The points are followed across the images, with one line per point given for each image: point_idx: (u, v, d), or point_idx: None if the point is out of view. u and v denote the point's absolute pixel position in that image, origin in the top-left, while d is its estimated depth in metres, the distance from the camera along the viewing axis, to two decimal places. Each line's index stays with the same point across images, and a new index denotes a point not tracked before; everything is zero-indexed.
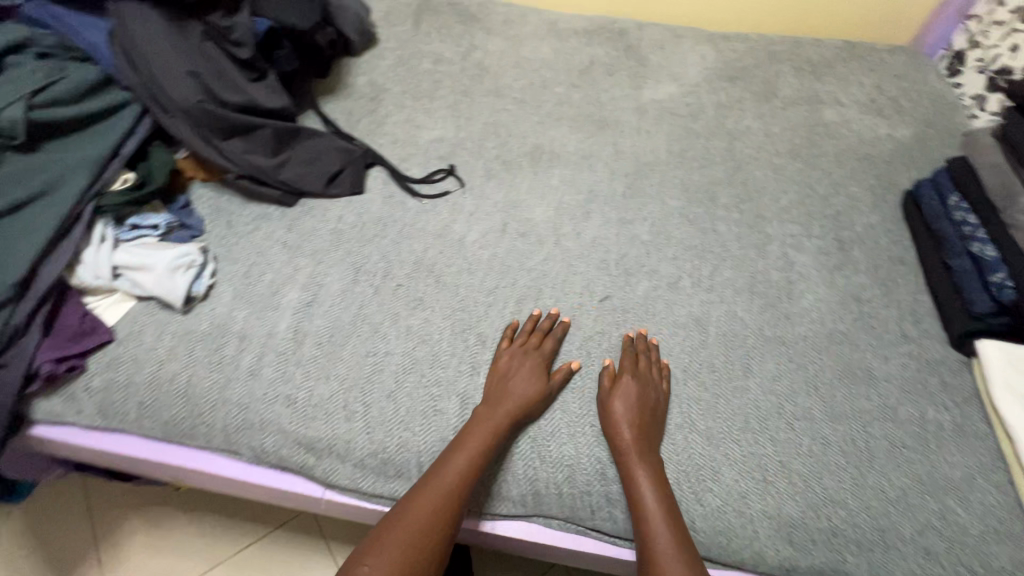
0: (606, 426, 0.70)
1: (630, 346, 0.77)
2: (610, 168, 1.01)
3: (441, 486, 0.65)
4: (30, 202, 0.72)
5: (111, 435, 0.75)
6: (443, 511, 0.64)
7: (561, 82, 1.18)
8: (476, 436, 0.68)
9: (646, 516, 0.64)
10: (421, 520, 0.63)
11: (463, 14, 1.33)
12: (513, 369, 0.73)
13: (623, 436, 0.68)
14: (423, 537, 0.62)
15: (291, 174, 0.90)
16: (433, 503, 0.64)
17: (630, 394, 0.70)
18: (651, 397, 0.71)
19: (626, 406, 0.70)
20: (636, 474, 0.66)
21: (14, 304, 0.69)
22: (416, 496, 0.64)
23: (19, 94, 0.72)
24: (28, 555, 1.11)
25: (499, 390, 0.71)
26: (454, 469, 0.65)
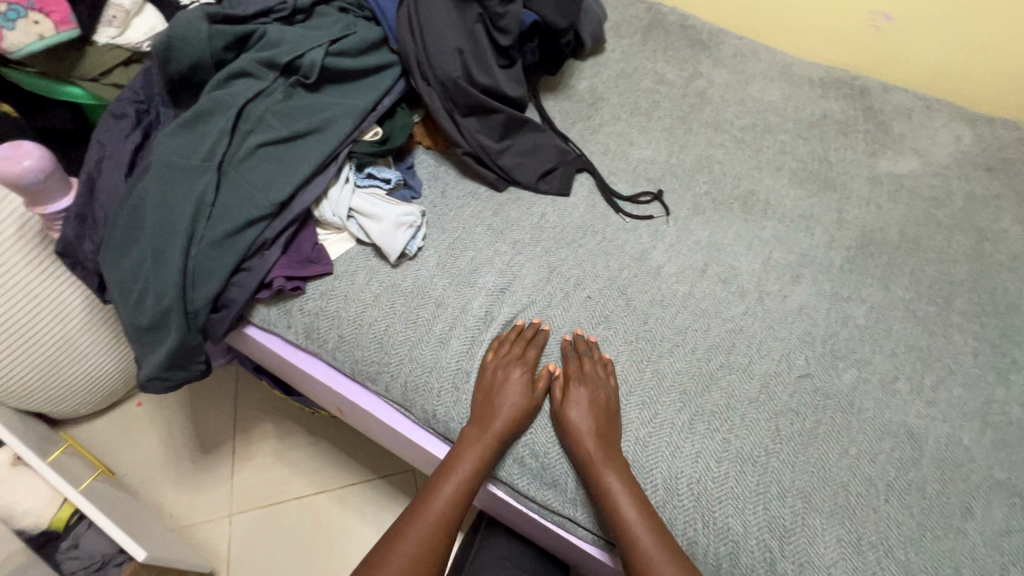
0: (565, 436, 0.69)
1: (569, 347, 0.76)
2: (831, 235, 0.92)
3: (447, 482, 0.67)
4: (304, 135, 0.80)
5: (305, 355, 0.82)
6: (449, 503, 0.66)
7: (786, 131, 1.10)
8: (477, 436, 0.69)
9: (624, 528, 0.62)
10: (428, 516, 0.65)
11: (692, 38, 1.29)
12: (500, 387, 0.71)
13: (583, 448, 0.66)
14: (434, 528, 0.65)
15: (509, 161, 0.93)
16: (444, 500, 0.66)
17: (581, 406, 0.69)
18: (586, 405, 0.69)
19: (583, 413, 0.68)
20: (607, 486, 0.65)
21: (269, 221, 0.78)
22: (431, 489, 0.67)
23: (321, 41, 0.82)
24: (184, 424, 1.27)
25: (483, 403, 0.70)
26: (457, 467, 0.68)
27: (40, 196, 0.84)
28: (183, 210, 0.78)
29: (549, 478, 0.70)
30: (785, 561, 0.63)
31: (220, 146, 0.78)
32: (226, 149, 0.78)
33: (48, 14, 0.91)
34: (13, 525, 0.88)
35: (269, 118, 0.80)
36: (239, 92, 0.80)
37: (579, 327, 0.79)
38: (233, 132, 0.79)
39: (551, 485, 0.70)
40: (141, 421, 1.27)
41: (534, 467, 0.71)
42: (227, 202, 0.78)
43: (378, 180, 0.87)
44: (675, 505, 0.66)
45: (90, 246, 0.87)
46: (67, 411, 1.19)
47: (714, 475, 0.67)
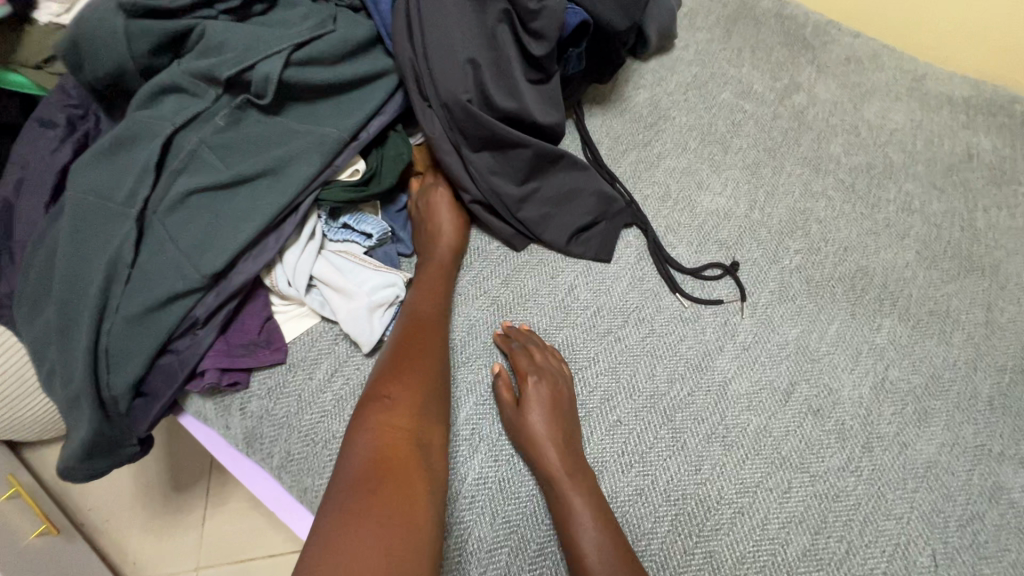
0: (514, 433, 0.57)
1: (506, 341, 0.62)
2: (976, 348, 0.66)
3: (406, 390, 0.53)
4: (254, 177, 0.60)
5: (248, 461, 0.64)
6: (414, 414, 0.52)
7: (916, 177, 0.81)
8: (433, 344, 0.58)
9: (567, 501, 0.53)
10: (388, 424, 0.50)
11: (792, 34, 0.98)
12: (436, 204, 0.69)
13: (546, 455, 0.55)
14: (394, 432, 0.50)
15: (533, 212, 0.69)
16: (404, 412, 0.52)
17: (541, 407, 0.57)
18: (545, 403, 0.57)
19: (548, 420, 0.56)
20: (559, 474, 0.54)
21: (203, 293, 0.60)
22: (384, 387, 0.53)
23: (281, 46, 0.60)
24: (154, 456, 1.14)
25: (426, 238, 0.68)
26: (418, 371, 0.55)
27: None
28: (94, 270, 0.60)
29: None
30: None
31: (141, 189, 0.59)
32: (149, 194, 0.59)
33: None
34: None
35: (205, 152, 0.60)
36: (167, 116, 0.60)
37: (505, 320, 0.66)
38: (158, 170, 0.60)
39: None
40: None
41: None
42: (148, 265, 0.59)
43: (355, 233, 0.66)
44: None
45: (6, 290, 0.71)
46: (13, 437, 1.05)
47: None
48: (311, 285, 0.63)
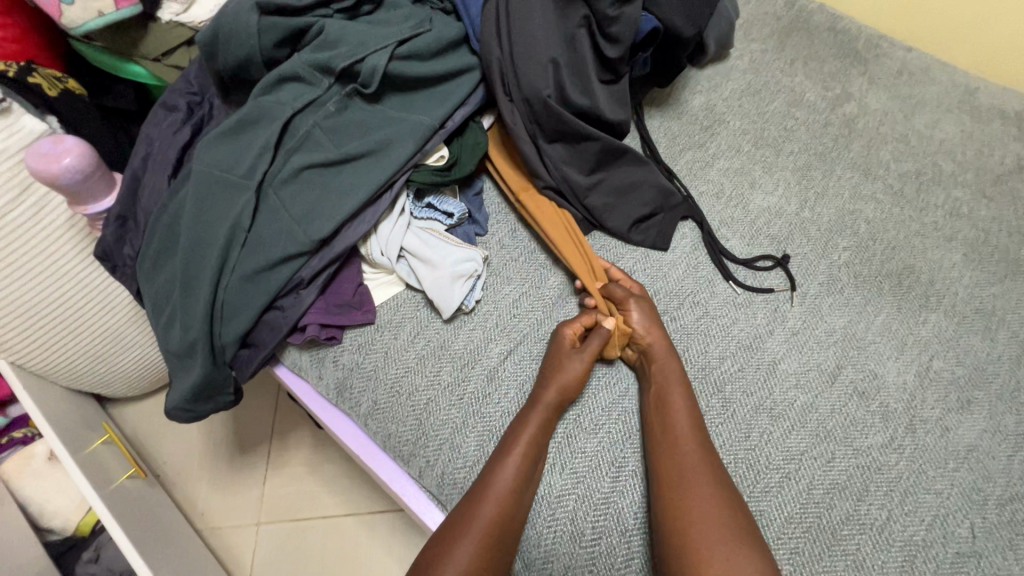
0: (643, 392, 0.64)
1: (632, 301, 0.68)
2: (1019, 346, 0.69)
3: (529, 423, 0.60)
4: (357, 157, 0.69)
5: (335, 410, 0.72)
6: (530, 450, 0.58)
7: (965, 185, 0.85)
8: (568, 359, 0.63)
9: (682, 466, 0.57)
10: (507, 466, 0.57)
11: (845, 47, 1.03)
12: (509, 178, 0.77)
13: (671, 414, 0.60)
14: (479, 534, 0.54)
15: (599, 200, 0.76)
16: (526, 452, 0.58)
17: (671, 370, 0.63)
18: (674, 374, 0.63)
19: (689, 402, 0.61)
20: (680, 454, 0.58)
21: (308, 257, 0.68)
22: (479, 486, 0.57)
23: (388, 42, 0.68)
24: (221, 419, 1.24)
25: (543, 212, 0.74)
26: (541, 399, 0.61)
27: (80, 196, 0.77)
28: (216, 232, 0.68)
29: None
30: None
31: (261, 163, 0.68)
32: (267, 168, 0.68)
33: None
34: (43, 523, 0.88)
35: (318, 134, 0.69)
36: (287, 100, 0.69)
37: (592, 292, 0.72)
38: (276, 148, 0.69)
39: None
40: None
41: None
42: (264, 229, 0.68)
43: (438, 212, 0.74)
44: None
45: (129, 251, 0.82)
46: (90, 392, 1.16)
47: None
48: (399, 256, 0.71)
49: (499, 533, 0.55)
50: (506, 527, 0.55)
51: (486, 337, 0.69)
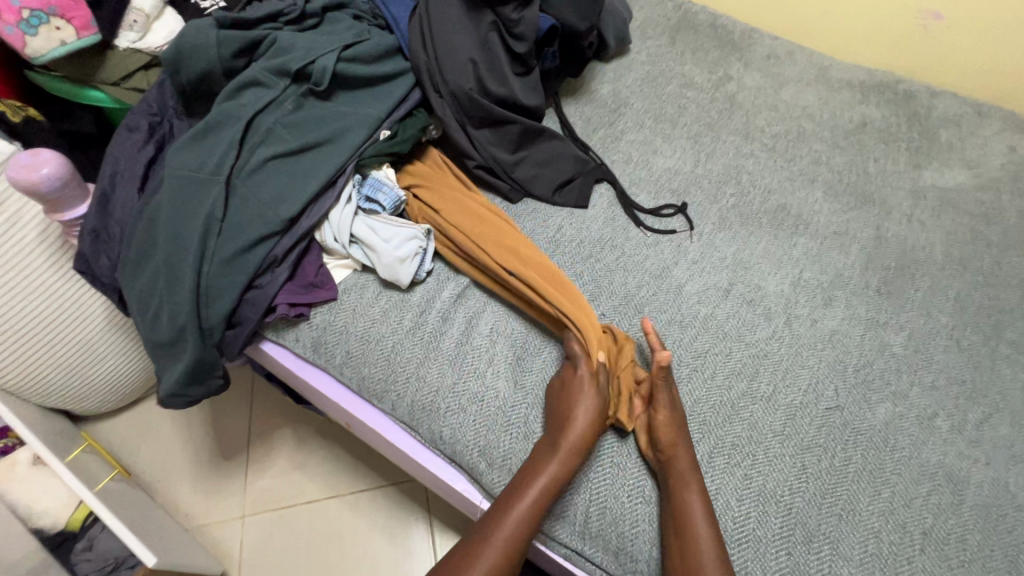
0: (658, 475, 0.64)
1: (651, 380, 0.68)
2: (867, 255, 0.86)
3: (552, 463, 0.63)
4: (315, 147, 0.80)
5: (313, 369, 0.81)
6: (553, 489, 0.62)
7: (823, 139, 1.04)
8: (576, 421, 0.64)
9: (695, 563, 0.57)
10: (530, 499, 0.62)
11: (723, 39, 1.23)
12: (429, 178, 0.88)
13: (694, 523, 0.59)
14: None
15: (524, 173, 0.90)
16: (539, 493, 0.62)
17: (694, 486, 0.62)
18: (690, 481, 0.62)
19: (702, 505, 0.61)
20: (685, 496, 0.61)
21: (279, 237, 0.77)
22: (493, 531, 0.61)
23: (333, 47, 0.81)
24: (200, 424, 1.28)
25: (565, 301, 0.73)
26: (568, 447, 0.63)
27: (57, 204, 0.85)
28: (191, 222, 0.77)
29: (558, 510, 0.66)
30: None
31: (228, 159, 0.78)
32: (234, 163, 0.78)
33: (70, 19, 0.87)
34: (32, 524, 0.93)
35: (278, 129, 0.80)
36: (247, 104, 0.80)
37: None
38: (240, 145, 0.79)
39: (559, 517, 0.65)
40: (159, 422, 1.29)
41: None
42: (236, 215, 0.77)
43: (377, 203, 0.83)
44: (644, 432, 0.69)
45: (106, 259, 0.89)
46: (65, 409, 1.19)
47: (735, 514, 0.63)
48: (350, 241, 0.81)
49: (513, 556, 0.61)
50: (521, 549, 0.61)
51: (441, 292, 0.80)
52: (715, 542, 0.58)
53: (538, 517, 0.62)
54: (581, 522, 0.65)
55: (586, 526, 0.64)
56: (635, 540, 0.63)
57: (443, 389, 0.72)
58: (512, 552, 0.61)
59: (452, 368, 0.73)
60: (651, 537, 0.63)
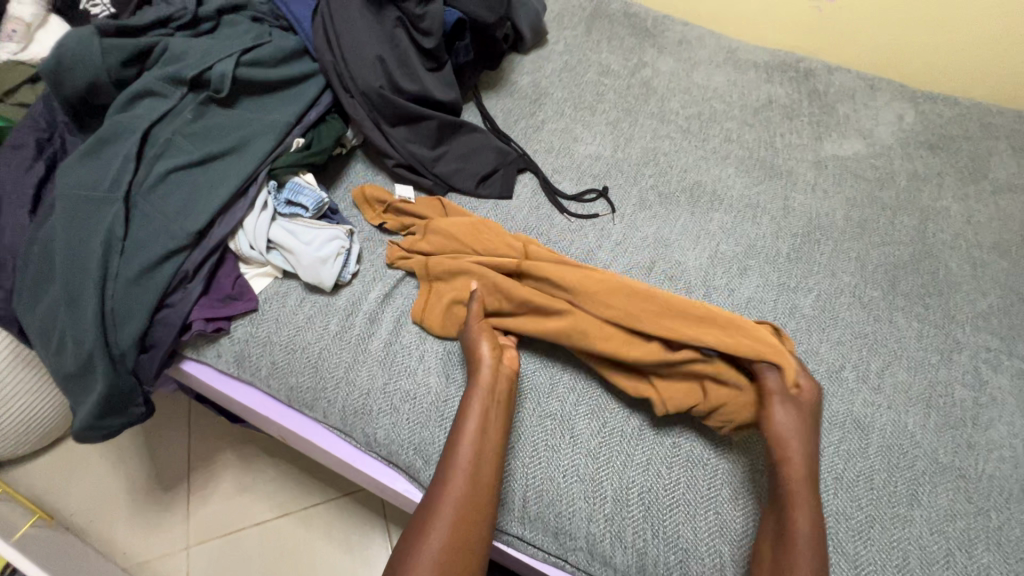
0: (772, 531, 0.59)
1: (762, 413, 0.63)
2: (777, 225, 0.91)
3: (470, 410, 0.64)
4: (221, 156, 0.76)
5: (240, 384, 0.78)
6: (479, 437, 0.62)
7: (733, 118, 1.09)
8: (479, 362, 0.67)
9: None
10: (460, 458, 0.61)
11: (637, 26, 1.26)
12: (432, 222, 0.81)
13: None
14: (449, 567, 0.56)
15: (446, 168, 0.90)
16: (464, 458, 0.61)
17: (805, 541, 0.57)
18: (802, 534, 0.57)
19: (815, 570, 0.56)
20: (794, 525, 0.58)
21: (188, 251, 0.74)
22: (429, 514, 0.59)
23: (231, 51, 0.78)
24: (134, 457, 1.21)
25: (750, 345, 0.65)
26: (477, 389, 0.65)
27: None
28: (89, 245, 0.72)
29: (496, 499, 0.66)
30: (736, 567, 0.61)
31: (125, 174, 0.73)
32: (132, 177, 0.73)
33: None
34: None
35: (179, 140, 0.75)
36: (142, 114, 0.75)
37: None
38: (138, 158, 0.74)
39: (499, 506, 0.66)
40: (88, 461, 1.21)
41: None
42: (140, 233, 0.73)
43: (297, 206, 0.80)
44: (574, 406, 0.70)
45: None
46: None
47: (666, 482, 0.65)
48: (269, 248, 0.78)
49: (467, 522, 0.58)
50: (474, 509, 0.59)
51: (367, 295, 0.78)
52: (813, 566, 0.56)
53: (477, 471, 0.61)
54: (521, 511, 0.65)
55: (525, 511, 0.65)
56: (578, 526, 0.64)
57: (374, 389, 0.71)
58: (462, 517, 0.58)
59: (382, 370, 0.72)
60: (595, 523, 0.64)
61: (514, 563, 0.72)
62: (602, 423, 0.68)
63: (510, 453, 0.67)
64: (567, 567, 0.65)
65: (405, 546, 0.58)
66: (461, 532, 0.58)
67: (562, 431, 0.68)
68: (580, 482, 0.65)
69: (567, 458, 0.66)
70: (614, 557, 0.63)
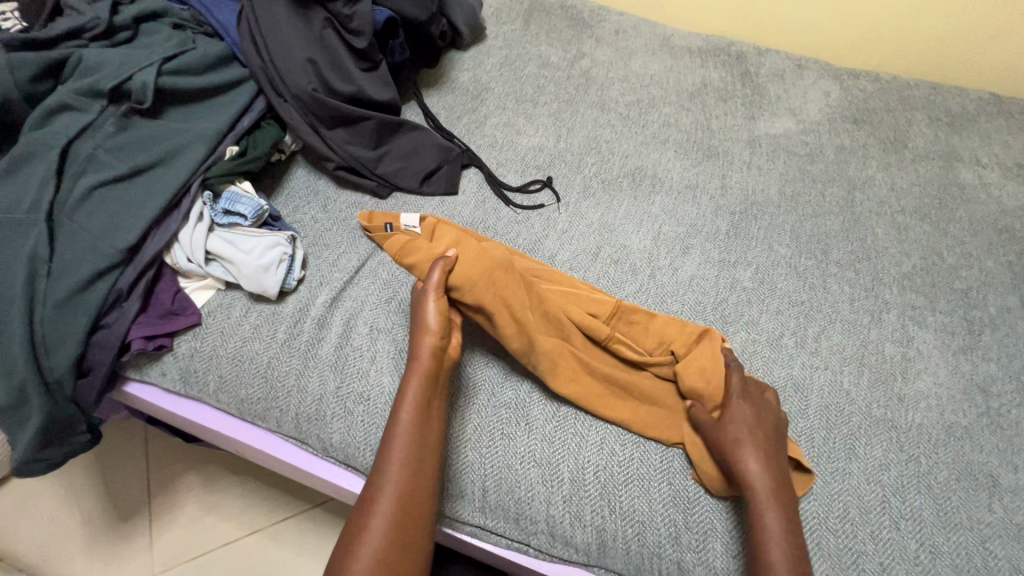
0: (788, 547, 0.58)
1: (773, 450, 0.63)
2: (715, 204, 0.95)
3: (408, 394, 0.63)
4: (148, 169, 0.74)
5: (189, 401, 0.77)
6: (418, 431, 0.61)
7: (670, 103, 1.12)
8: (418, 345, 0.65)
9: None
10: (398, 456, 0.60)
11: (574, 18, 1.28)
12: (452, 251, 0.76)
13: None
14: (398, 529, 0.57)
15: (389, 168, 0.89)
16: (410, 419, 0.62)
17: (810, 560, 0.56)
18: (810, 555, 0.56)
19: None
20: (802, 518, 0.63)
21: (121, 269, 0.71)
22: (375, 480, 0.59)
23: (151, 60, 0.75)
24: (88, 488, 1.16)
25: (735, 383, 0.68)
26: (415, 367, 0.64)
27: None
28: (10, 270, 0.68)
29: (456, 490, 0.67)
30: (689, 532, 0.63)
31: (44, 194, 0.69)
32: (53, 196, 0.70)
33: None
34: None
35: (102, 155, 0.73)
36: (59, 130, 0.72)
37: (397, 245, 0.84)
38: (59, 176, 0.71)
39: (458, 497, 0.67)
40: (37, 497, 1.15)
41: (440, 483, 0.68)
42: (65, 254, 0.69)
43: (235, 215, 0.78)
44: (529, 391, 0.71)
45: None
46: None
47: (619, 458, 0.66)
48: (208, 259, 0.76)
49: (409, 519, 0.58)
50: (416, 505, 0.59)
51: (314, 301, 0.77)
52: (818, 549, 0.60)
53: (417, 466, 0.60)
54: (477, 499, 0.67)
55: (484, 501, 0.66)
56: (536, 511, 0.65)
57: (326, 394, 0.71)
58: (404, 514, 0.58)
59: (333, 374, 0.72)
60: (554, 505, 0.65)
61: (481, 554, 0.73)
62: (552, 407, 0.70)
63: (466, 445, 0.68)
64: (528, 550, 0.67)
65: (357, 517, 0.58)
66: (403, 531, 0.57)
67: (514, 420, 0.69)
68: (536, 468, 0.66)
69: (523, 445, 0.67)
70: (574, 536, 0.64)
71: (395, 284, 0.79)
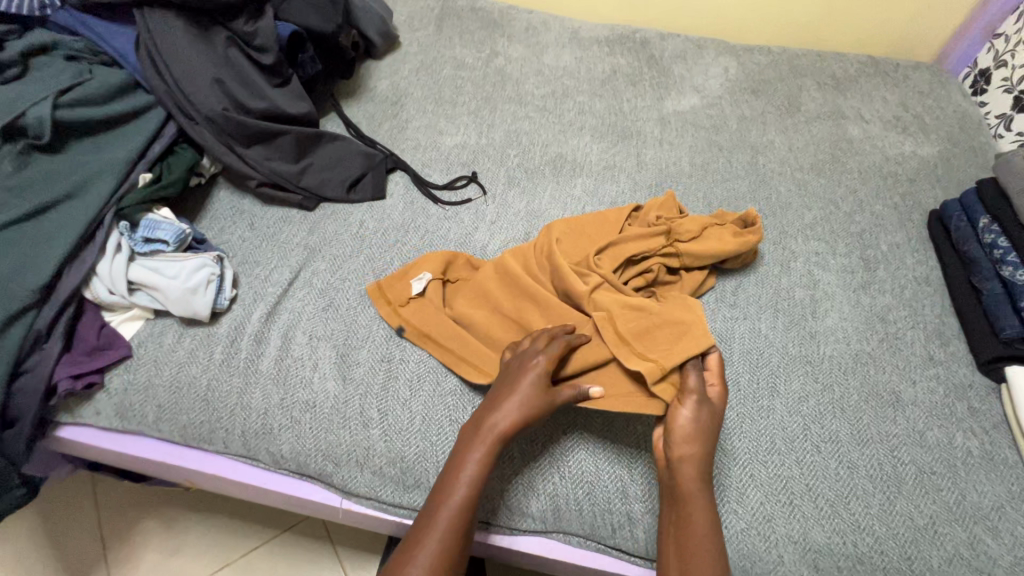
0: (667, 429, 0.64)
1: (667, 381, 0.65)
2: (633, 181, 1.00)
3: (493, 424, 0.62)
4: (56, 205, 0.72)
5: (129, 436, 0.75)
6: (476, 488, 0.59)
7: (584, 91, 1.17)
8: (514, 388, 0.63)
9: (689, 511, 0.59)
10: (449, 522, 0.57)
11: (485, 19, 1.32)
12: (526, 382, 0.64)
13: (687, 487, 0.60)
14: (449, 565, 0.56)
15: (314, 180, 0.90)
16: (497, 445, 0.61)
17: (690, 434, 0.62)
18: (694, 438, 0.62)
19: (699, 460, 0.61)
20: (679, 455, 0.61)
21: (37, 310, 0.69)
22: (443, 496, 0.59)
23: (45, 93, 0.73)
24: (32, 553, 1.09)
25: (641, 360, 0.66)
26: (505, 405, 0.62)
27: None
28: None
29: (413, 481, 0.69)
30: (635, 485, 0.67)
31: None
32: None
33: None
34: None
35: (2, 196, 0.70)
36: None
37: (329, 255, 0.84)
38: None
39: (415, 486, 0.69)
40: None
41: (397, 476, 0.69)
42: None
43: (156, 242, 0.76)
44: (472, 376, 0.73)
45: None
46: None
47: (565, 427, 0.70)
48: (132, 289, 0.74)
49: None
50: None
51: (249, 318, 0.77)
52: (707, 520, 0.58)
53: (457, 536, 0.57)
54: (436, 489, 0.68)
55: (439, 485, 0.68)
56: (490, 490, 0.67)
57: (270, 407, 0.71)
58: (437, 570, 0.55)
59: (277, 387, 0.72)
60: (519, 487, 0.67)
61: None
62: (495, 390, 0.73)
63: (415, 436, 0.69)
64: (489, 530, 0.69)
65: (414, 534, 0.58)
66: None
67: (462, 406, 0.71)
68: None
69: None
70: (533, 509, 0.67)
71: (330, 292, 0.80)
